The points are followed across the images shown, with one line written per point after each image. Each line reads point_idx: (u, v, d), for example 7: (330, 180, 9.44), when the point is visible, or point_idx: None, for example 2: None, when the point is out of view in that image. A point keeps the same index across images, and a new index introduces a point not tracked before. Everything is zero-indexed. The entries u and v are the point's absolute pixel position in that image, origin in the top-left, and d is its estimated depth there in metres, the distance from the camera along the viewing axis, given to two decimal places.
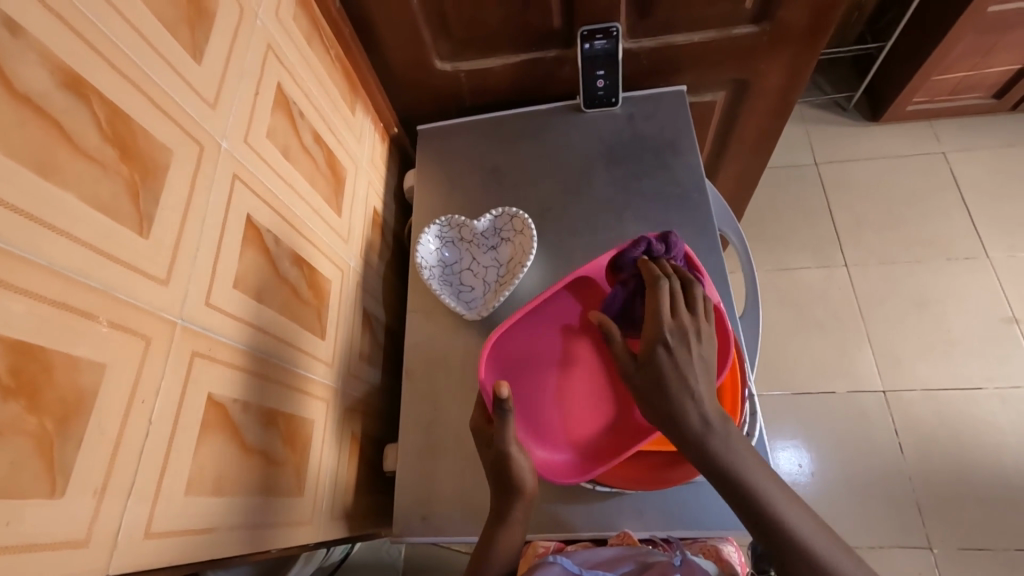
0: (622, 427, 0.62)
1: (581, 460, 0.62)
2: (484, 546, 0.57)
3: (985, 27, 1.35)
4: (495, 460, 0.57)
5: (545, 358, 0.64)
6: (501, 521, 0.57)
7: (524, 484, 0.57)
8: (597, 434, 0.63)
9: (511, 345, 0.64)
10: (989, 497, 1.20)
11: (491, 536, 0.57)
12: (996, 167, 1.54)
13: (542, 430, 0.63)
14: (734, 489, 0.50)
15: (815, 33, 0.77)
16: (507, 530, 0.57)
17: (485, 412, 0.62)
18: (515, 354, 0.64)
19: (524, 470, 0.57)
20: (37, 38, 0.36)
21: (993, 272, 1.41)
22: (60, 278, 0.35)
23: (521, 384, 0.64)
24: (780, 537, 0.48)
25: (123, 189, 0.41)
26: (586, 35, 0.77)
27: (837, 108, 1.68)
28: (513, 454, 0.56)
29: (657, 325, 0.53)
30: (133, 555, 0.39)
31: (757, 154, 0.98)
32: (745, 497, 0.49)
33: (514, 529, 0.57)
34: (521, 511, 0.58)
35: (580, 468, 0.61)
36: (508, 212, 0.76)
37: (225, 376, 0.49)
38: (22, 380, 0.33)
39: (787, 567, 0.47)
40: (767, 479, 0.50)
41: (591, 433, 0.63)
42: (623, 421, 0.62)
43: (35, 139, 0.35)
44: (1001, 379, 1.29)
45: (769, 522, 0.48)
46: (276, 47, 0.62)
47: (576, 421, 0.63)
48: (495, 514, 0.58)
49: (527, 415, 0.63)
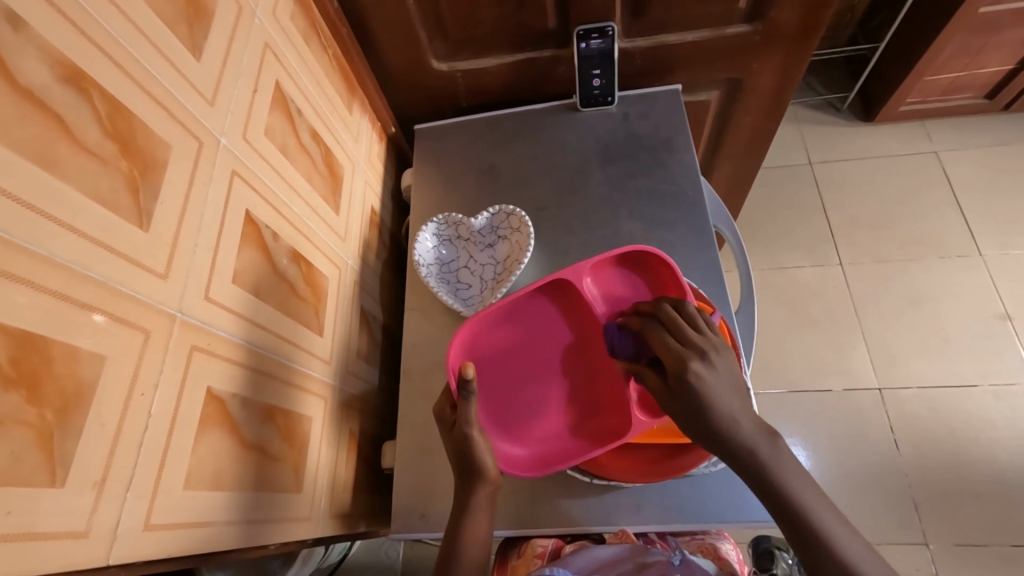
0: (584, 430, 0.62)
1: (537, 456, 0.62)
2: (451, 538, 0.57)
3: (976, 27, 1.36)
4: (457, 443, 0.58)
5: (520, 352, 0.64)
6: (466, 511, 0.57)
7: (484, 469, 0.57)
8: (558, 435, 0.62)
9: (485, 337, 0.64)
10: (984, 492, 1.20)
11: (457, 528, 0.57)
12: (988, 166, 1.55)
13: (504, 419, 0.63)
14: (779, 502, 0.49)
15: (808, 33, 0.78)
16: (471, 521, 0.57)
17: (450, 399, 0.62)
18: (490, 347, 0.64)
19: (487, 454, 0.57)
20: (38, 32, 0.36)
21: (985, 269, 1.42)
22: (59, 270, 0.35)
23: (490, 373, 0.64)
24: (814, 541, 0.48)
25: (123, 184, 0.41)
26: (582, 35, 0.78)
27: (830, 108, 1.69)
28: (474, 436, 0.57)
29: (674, 355, 0.52)
30: (133, 550, 0.39)
31: (751, 153, 0.99)
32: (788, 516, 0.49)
33: (481, 521, 0.57)
34: (484, 498, 0.57)
35: (533, 461, 0.61)
36: (505, 209, 0.76)
37: (223, 370, 0.50)
38: (22, 370, 0.34)
39: (814, 562, 0.48)
40: (808, 489, 0.50)
41: (551, 432, 0.63)
42: (586, 423, 0.62)
43: (36, 133, 0.35)
44: (994, 376, 1.30)
45: (807, 531, 0.48)
46: (274, 45, 0.63)
47: (544, 418, 0.63)
48: (461, 503, 0.58)
49: (489, 406, 0.63)
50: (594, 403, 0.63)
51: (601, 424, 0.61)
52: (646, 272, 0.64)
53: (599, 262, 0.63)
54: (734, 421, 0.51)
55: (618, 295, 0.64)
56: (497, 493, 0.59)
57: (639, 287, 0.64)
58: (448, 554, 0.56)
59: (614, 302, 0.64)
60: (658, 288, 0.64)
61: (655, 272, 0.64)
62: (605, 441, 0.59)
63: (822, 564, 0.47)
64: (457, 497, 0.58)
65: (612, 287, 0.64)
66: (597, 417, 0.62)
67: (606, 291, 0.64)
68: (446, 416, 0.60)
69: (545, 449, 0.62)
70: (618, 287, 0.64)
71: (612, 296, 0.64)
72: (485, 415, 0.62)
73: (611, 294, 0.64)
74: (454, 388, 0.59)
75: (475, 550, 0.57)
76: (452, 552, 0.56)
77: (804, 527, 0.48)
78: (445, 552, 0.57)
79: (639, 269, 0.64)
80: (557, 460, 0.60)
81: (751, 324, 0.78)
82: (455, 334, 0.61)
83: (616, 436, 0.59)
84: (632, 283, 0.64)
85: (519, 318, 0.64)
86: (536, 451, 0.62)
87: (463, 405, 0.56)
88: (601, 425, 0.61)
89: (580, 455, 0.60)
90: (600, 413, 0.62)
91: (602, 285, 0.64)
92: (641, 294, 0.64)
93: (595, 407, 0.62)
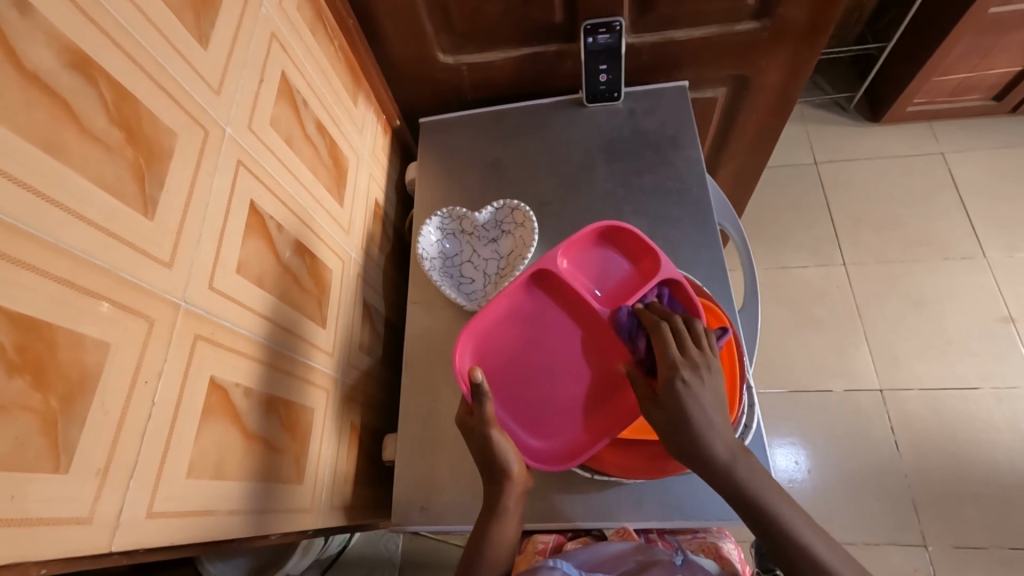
0: (597, 415, 0.62)
1: (558, 448, 0.62)
2: (477, 541, 0.56)
3: (987, 27, 1.35)
4: (479, 445, 0.57)
5: (520, 345, 0.63)
6: (493, 515, 0.56)
7: (509, 468, 0.57)
8: (578, 424, 0.62)
9: (489, 340, 0.63)
10: (984, 495, 1.20)
11: (485, 530, 0.56)
12: (994, 168, 1.55)
13: (517, 418, 0.63)
14: (762, 510, 0.50)
15: (816, 30, 0.77)
16: (500, 525, 0.56)
17: (467, 404, 0.62)
18: (496, 348, 0.63)
19: (510, 452, 0.57)
20: (45, 18, 0.36)
21: (990, 271, 1.41)
22: (66, 257, 0.35)
23: (499, 375, 0.63)
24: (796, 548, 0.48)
25: (128, 172, 0.41)
26: (590, 29, 0.77)
27: (837, 107, 1.68)
28: (496, 437, 0.56)
29: (669, 361, 0.52)
30: (135, 537, 0.39)
31: (756, 151, 0.99)
32: (768, 533, 0.50)
33: (509, 522, 0.57)
34: (513, 498, 0.57)
35: (559, 455, 0.62)
36: (509, 204, 0.76)
37: (227, 360, 0.50)
38: (27, 356, 0.34)
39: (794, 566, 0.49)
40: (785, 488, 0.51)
41: (572, 423, 0.62)
42: (603, 407, 0.62)
43: (43, 118, 0.35)
44: (996, 379, 1.30)
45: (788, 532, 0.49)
46: (280, 36, 0.62)
47: (563, 410, 0.63)
48: (489, 508, 0.57)
49: (508, 408, 0.63)
50: (608, 384, 0.62)
51: (618, 404, 0.61)
52: (615, 241, 0.65)
53: (570, 244, 0.63)
54: (710, 436, 0.51)
55: (597, 271, 0.64)
56: (524, 492, 0.59)
57: (621, 264, 0.64)
58: (472, 554, 0.56)
59: (594, 279, 0.64)
60: (627, 253, 0.64)
61: (634, 247, 0.64)
62: (623, 422, 0.60)
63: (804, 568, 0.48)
64: (485, 501, 0.58)
65: (590, 265, 0.64)
66: (609, 396, 0.62)
67: (587, 271, 0.64)
68: (465, 421, 0.60)
69: (570, 440, 0.62)
70: (597, 265, 0.64)
71: (595, 276, 0.64)
72: (505, 419, 0.63)
73: (590, 273, 0.64)
74: (466, 394, 0.59)
75: (502, 552, 0.56)
76: (478, 551, 0.56)
77: (782, 530, 0.49)
78: (471, 549, 0.56)
79: (609, 241, 0.65)
80: (582, 450, 0.61)
81: (754, 322, 0.78)
82: (461, 336, 0.62)
83: (632, 415, 0.59)
84: (610, 259, 0.64)
85: (512, 315, 0.64)
86: (561, 446, 0.62)
87: (476, 408, 0.57)
88: (618, 404, 0.61)
89: (601, 440, 0.60)
90: (611, 392, 0.62)
91: (582, 267, 0.64)
92: (617, 266, 0.64)
93: (610, 388, 0.62)
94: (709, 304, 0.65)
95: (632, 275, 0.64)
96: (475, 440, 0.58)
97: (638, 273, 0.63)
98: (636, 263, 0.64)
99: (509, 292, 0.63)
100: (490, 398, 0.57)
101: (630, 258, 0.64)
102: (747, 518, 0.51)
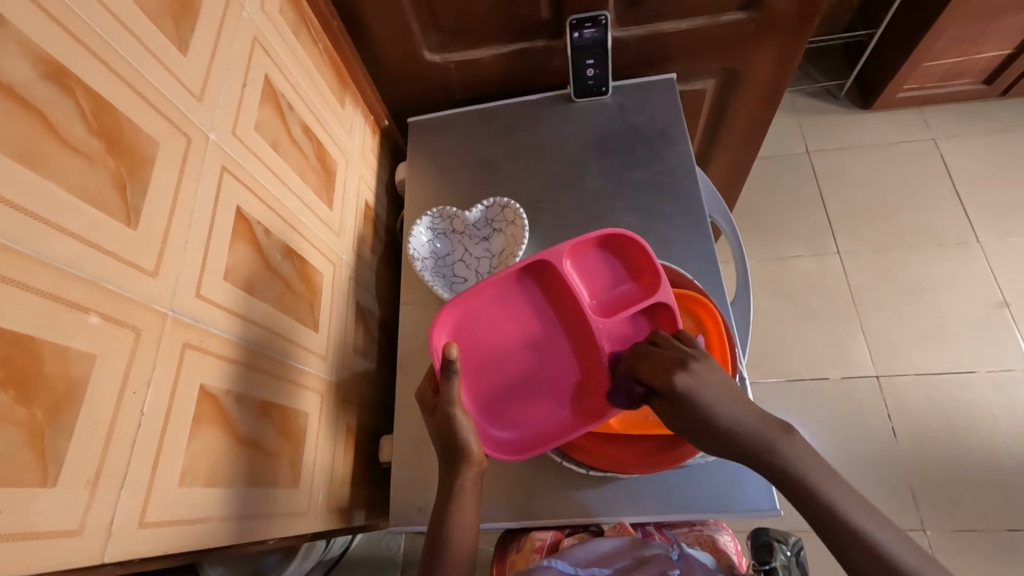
0: (563, 413, 0.63)
1: (515, 440, 0.62)
2: (436, 529, 0.55)
3: (975, 13, 1.35)
4: (441, 425, 0.57)
5: (498, 335, 0.63)
6: (451, 498, 0.56)
7: (468, 450, 0.56)
8: (538, 421, 0.63)
9: (470, 320, 0.63)
10: (982, 479, 1.21)
11: (443, 514, 0.56)
12: (986, 153, 1.55)
13: (482, 406, 0.63)
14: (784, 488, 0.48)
15: (803, 20, 0.77)
16: (459, 510, 0.56)
17: (433, 383, 0.62)
18: (474, 331, 0.63)
19: (470, 434, 0.57)
20: (19, 29, 0.36)
21: (984, 257, 1.42)
22: (49, 270, 0.35)
23: (472, 357, 0.63)
24: (833, 523, 0.45)
25: (110, 181, 0.41)
26: (575, 24, 0.77)
27: (829, 96, 1.68)
28: (457, 416, 0.56)
29: (660, 368, 0.52)
30: (129, 546, 0.40)
31: (747, 143, 0.99)
32: (845, 544, 0.44)
33: (467, 508, 0.56)
34: (470, 481, 0.57)
35: (514, 446, 0.62)
36: (499, 202, 0.75)
37: (216, 367, 0.50)
38: (12, 370, 0.33)
39: (836, 540, 0.45)
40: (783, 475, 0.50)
41: (532, 417, 0.63)
42: (569, 409, 0.63)
43: (19, 130, 0.35)
44: (992, 364, 1.30)
45: (822, 509, 0.46)
46: (263, 39, 0.62)
47: (527, 404, 0.63)
48: (448, 490, 0.57)
49: (473, 389, 0.63)
50: (576, 385, 0.63)
51: (585, 408, 0.62)
52: (620, 252, 0.63)
53: (578, 244, 0.61)
54: (732, 423, 0.49)
55: (593, 276, 0.63)
56: (483, 474, 0.58)
57: (620, 273, 0.63)
58: (433, 547, 0.54)
59: (591, 285, 0.63)
60: (631, 265, 0.62)
61: (636, 260, 0.62)
62: (584, 425, 0.60)
63: (845, 543, 0.44)
64: (444, 485, 0.57)
65: (588, 268, 0.63)
66: (575, 398, 0.63)
67: (586, 274, 0.63)
68: (427, 400, 0.61)
69: (526, 433, 0.63)
70: (595, 269, 0.63)
71: (590, 278, 0.63)
72: (468, 400, 0.62)
73: (587, 275, 0.63)
74: (436, 368, 0.59)
75: (463, 542, 0.55)
76: (438, 542, 0.54)
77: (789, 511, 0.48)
78: (431, 543, 0.55)
79: (615, 250, 0.63)
80: (538, 445, 0.61)
81: (747, 315, 0.78)
82: (438, 317, 0.60)
83: (594, 421, 0.60)
84: (610, 267, 0.63)
85: (497, 302, 0.63)
86: (517, 437, 0.62)
87: (445, 383, 0.57)
88: (582, 408, 0.62)
89: (559, 440, 0.60)
90: (578, 394, 0.63)
91: (581, 269, 0.62)
92: (617, 277, 0.63)
93: (577, 390, 0.63)
94: (709, 311, 0.64)
95: (630, 290, 0.62)
96: (437, 420, 0.58)
97: (637, 289, 0.62)
98: (638, 279, 0.62)
99: (502, 279, 0.61)
100: (458, 376, 0.57)
101: (631, 272, 0.63)
102: (819, 530, 0.46)
